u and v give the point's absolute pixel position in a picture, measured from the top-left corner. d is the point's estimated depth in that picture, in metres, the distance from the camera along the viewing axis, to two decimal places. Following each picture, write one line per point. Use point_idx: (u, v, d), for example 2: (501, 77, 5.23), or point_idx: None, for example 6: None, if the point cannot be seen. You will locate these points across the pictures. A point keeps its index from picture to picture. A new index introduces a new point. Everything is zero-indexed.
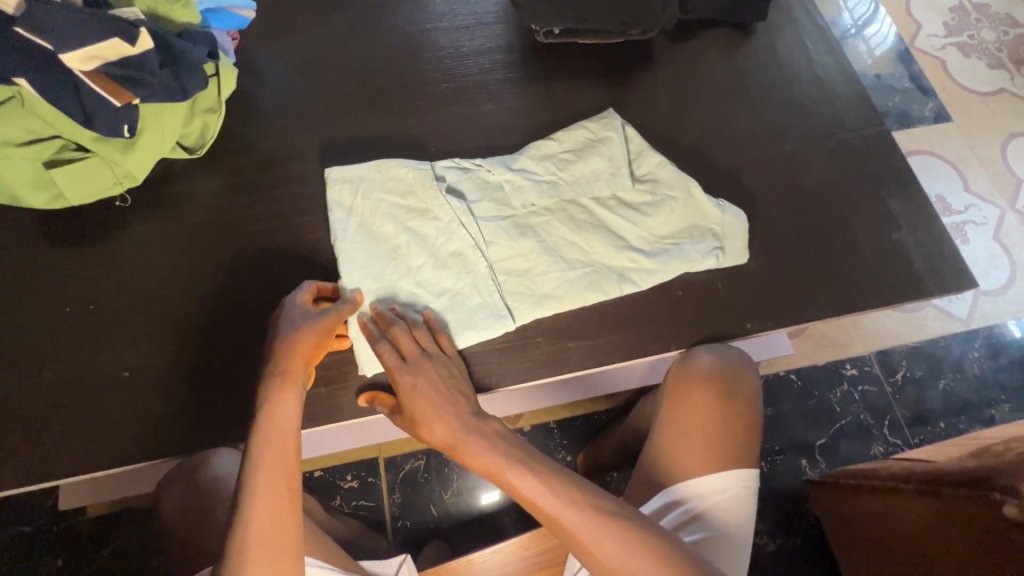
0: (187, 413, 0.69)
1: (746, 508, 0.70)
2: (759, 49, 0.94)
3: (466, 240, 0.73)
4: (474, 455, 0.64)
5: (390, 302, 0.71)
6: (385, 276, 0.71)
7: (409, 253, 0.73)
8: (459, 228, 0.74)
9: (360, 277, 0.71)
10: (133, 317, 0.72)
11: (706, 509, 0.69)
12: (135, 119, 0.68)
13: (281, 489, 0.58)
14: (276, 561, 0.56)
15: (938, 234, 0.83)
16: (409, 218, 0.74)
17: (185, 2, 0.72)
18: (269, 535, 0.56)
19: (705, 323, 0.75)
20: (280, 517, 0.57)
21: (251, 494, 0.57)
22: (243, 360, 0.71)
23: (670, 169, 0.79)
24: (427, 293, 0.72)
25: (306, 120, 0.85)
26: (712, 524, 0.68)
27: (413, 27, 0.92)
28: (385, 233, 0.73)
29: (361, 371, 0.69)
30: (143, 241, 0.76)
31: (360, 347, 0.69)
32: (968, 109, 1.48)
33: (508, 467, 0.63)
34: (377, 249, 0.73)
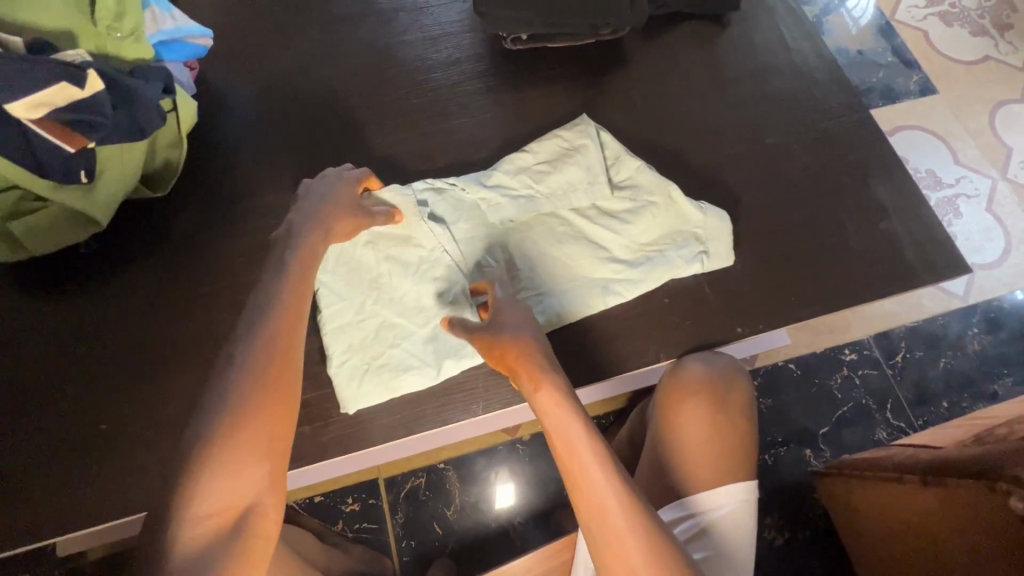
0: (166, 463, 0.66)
1: (745, 521, 0.67)
2: (734, 39, 0.91)
3: (450, 266, 0.72)
4: (553, 421, 0.58)
5: (371, 335, 0.70)
6: (366, 309, 0.70)
7: (390, 284, 0.71)
8: (442, 256, 0.72)
9: (340, 311, 0.70)
10: (105, 367, 0.70)
11: (711, 526, 0.66)
12: (91, 162, 0.67)
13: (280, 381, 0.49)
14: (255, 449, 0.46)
15: (928, 219, 0.81)
16: (391, 247, 0.72)
17: (137, 37, 0.71)
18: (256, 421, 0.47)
19: (694, 331, 0.73)
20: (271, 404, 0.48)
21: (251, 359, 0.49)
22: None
23: (649, 173, 0.77)
24: (411, 322, 0.70)
25: (274, 146, 0.83)
26: (717, 541, 0.65)
27: (379, 42, 0.90)
28: (365, 265, 0.72)
29: (344, 410, 0.68)
30: (117, 287, 0.73)
31: (342, 384, 0.68)
32: (954, 79, 1.45)
33: (580, 448, 0.56)
34: (355, 281, 0.71)
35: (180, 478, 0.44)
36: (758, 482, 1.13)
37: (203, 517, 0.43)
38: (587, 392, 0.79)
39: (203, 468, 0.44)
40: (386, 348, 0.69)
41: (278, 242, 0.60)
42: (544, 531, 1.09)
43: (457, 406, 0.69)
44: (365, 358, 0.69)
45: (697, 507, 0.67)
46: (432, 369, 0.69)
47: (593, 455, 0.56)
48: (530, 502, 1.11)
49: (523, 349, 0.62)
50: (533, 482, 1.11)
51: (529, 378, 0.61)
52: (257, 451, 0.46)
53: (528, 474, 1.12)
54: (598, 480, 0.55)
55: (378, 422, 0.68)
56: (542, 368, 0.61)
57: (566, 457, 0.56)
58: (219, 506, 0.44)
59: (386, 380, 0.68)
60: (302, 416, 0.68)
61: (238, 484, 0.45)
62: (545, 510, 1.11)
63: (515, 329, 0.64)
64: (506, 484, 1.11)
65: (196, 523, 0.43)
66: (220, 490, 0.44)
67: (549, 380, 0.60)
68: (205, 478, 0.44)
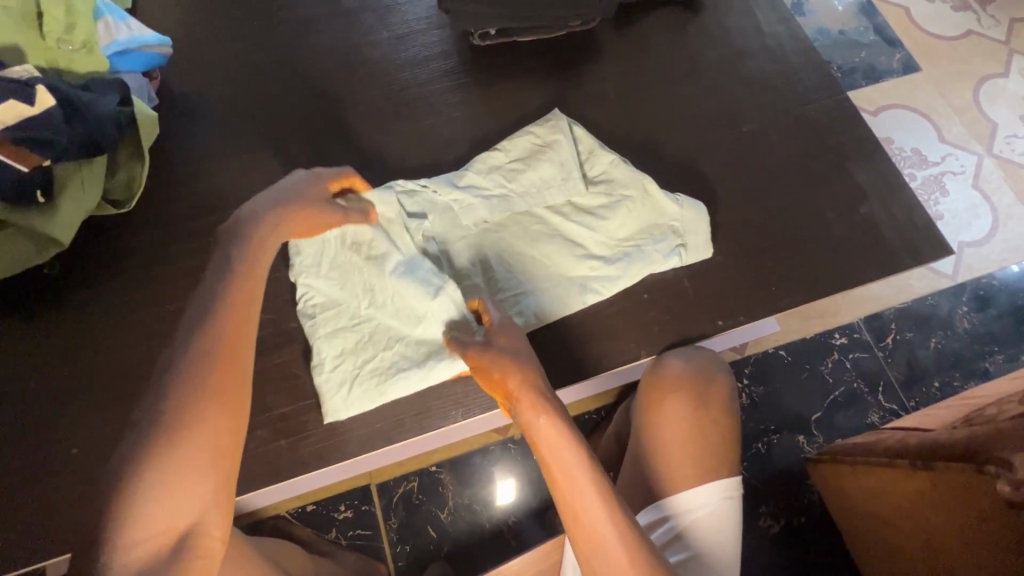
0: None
1: (722, 524, 0.66)
2: (708, 25, 0.90)
3: (432, 271, 0.68)
4: (552, 449, 0.56)
5: (365, 339, 0.68)
6: (359, 312, 0.69)
7: (379, 284, 0.69)
8: (422, 261, 0.69)
9: (332, 318, 0.69)
10: (76, 388, 0.68)
11: (688, 527, 0.65)
12: (47, 181, 0.65)
13: (224, 397, 0.48)
14: (197, 469, 0.46)
15: (909, 201, 0.80)
16: (375, 250, 0.70)
17: (89, 48, 0.70)
18: (200, 440, 0.46)
19: (674, 326, 0.72)
20: (217, 422, 0.48)
21: (191, 373, 0.48)
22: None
23: (624, 167, 0.75)
24: (404, 325, 0.68)
25: (241, 155, 0.81)
26: (697, 541, 0.65)
27: (345, 43, 0.88)
28: (356, 268, 0.70)
29: (327, 419, 0.67)
30: (82, 306, 0.72)
31: (328, 393, 0.67)
32: (937, 56, 1.44)
33: (577, 473, 0.55)
34: (350, 286, 0.70)
35: (113, 502, 0.43)
36: (752, 469, 1.12)
37: (140, 542, 0.42)
38: (569, 391, 0.78)
39: (137, 490, 0.43)
40: (378, 352, 0.68)
41: (223, 234, 0.57)
42: (539, 530, 1.08)
43: (437, 410, 0.68)
44: (356, 363, 0.67)
45: (676, 508, 0.66)
46: (418, 369, 0.66)
47: (590, 482, 0.54)
48: (525, 502, 1.10)
49: (523, 376, 0.59)
50: (527, 482, 1.10)
51: (531, 408, 0.58)
52: (202, 469, 0.46)
53: (522, 473, 1.11)
54: (599, 517, 0.53)
55: (358, 432, 0.67)
56: (541, 395, 0.59)
57: (563, 484, 0.55)
58: (159, 527, 0.43)
59: (376, 386, 0.67)
60: (278, 429, 0.67)
61: (179, 504, 0.45)
62: (539, 509, 1.10)
63: (516, 354, 0.61)
64: (503, 483, 1.10)
65: (134, 547, 0.42)
66: (159, 511, 0.44)
67: (552, 411, 0.58)
68: (143, 502, 0.43)
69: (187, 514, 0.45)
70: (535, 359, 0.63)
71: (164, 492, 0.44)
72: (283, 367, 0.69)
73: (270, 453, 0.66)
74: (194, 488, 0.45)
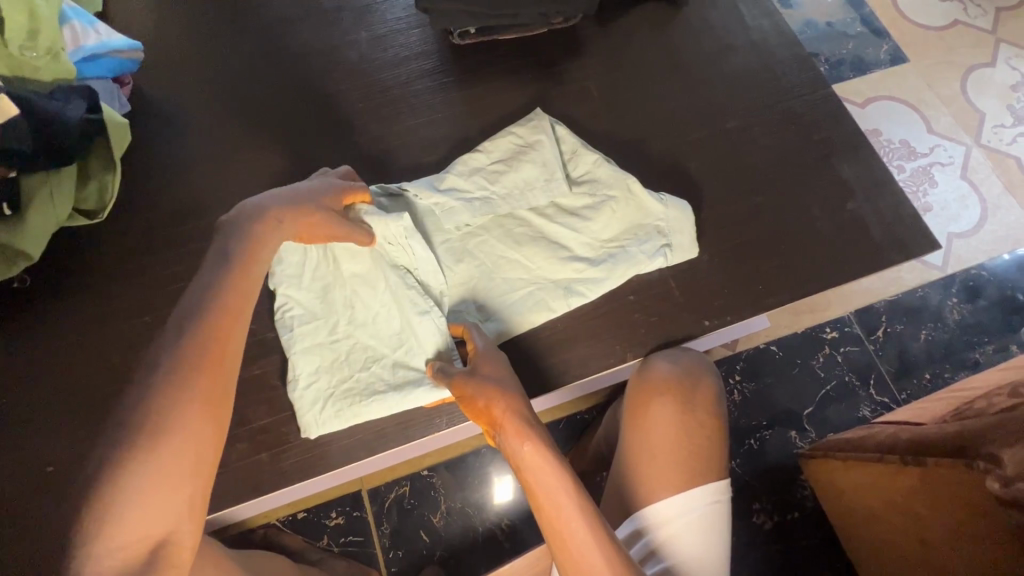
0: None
1: (703, 532, 0.65)
2: (691, 20, 0.88)
3: (413, 295, 0.67)
4: (537, 477, 0.56)
5: (342, 357, 0.67)
6: (338, 328, 0.68)
7: (359, 305, 0.69)
8: (405, 287, 0.67)
9: (310, 331, 0.68)
10: (51, 403, 0.67)
11: (668, 537, 0.65)
12: (12, 193, 0.64)
13: (205, 399, 0.48)
14: (175, 472, 0.45)
15: (895, 195, 0.79)
16: (357, 268, 0.69)
17: (55, 54, 0.67)
18: (183, 443, 0.46)
19: (660, 327, 0.72)
20: (200, 424, 0.47)
21: (174, 371, 0.47)
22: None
23: (607, 166, 0.74)
24: (384, 346, 0.67)
25: (217, 161, 0.79)
26: (678, 551, 0.64)
27: (322, 45, 0.86)
28: (337, 284, 0.69)
29: (304, 434, 0.65)
30: (54, 321, 0.70)
31: (303, 408, 0.65)
32: (923, 46, 1.43)
33: (563, 501, 0.54)
34: (331, 299, 0.69)
35: (92, 509, 0.42)
36: (744, 467, 1.12)
37: (115, 550, 0.42)
38: (543, 400, 0.77)
39: (116, 493, 0.43)
40: (354, 372, 0.66)
41: (225, 224, 0.57)
42: (533, 533, 1.08)
43: (419, 422, 0.67)
44: (332, 381, 0.66)
45: (654, 518, 0.66)
46: (394, 395, 0.65)
47: (577, 510, 0.54)
48: (518, 505, 1.09)
49: (507, 403, 0.59)
50: None
51: (515, 435, 0.58)
52: (181, 472, 0.46)
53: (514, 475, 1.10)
54: (586, 545, 0.53)
55: (341, 444, 0.66)
56: (525, 421, 0.58)
57: (550, 513, 0.54)
58: (136, 534, 0.43)
59: (350, 408, 0.65)
60: (259, 442, 0.66)
61: (157, 512, 0.44)
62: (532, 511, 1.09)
63: (500, 379, 0.60)
64: (502, 482, 1.10)
65: (108, 555, 0.42)
66: (137, 519, 0.43)
67: (536, 438, 0.57)
68: (121, 509, 0.43)
69: (162, 518, 0.44)
70: (519, 384, 0.62)
71: (143, 496, 0.43)
72: (264, 378, 0.68)
73: (250, 467, 0.65)
74: (170, 493, 0.45)
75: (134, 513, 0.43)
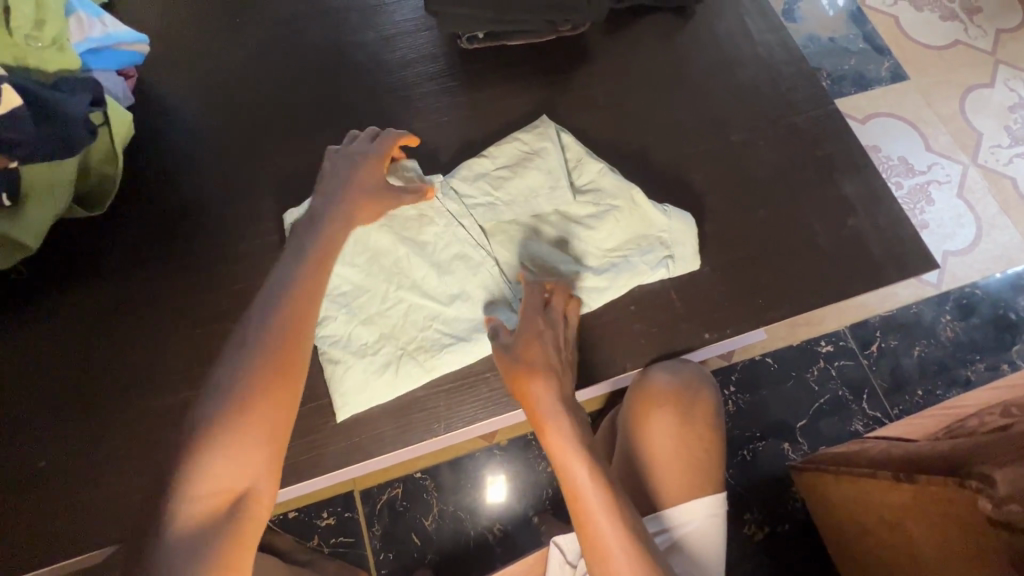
0: (107, 504, 0.63)
1: (711, 529, 0.67)
2: (698, 32, 0.89)
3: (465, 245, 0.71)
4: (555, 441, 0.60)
5: (401, 321, 0.69)
6: (390, 293, 0.69)
7: (411, 266, 0.70)
8: (458, 231, 0.72)
9: (360, 303, 0.69)
10: (46, 395, 0.66)
11: (682, 539, 0.66)
12: (14, 183, 0.62)
13: (284, 364, 0.51)
14: (256, 431, 0.49)
15: (895, 214, 0.79)
16: (406, 231, 0.71)
17: (61, 46, 0.66)
18: (265, 403, 0.49)
19: (661, 338, 0.71)
20: (277, 388, 0.50)
21: (262, 335, 0.52)
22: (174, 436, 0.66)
23: (612, 176, 0.74)
24: (437, 303, 0.69)
25: (219, 157, 0.79)
26: (689, 553, 0.65)
27: (330, 44, 0.86)
28: (384, 251, 0.71)
29: (338, 418, 0.66)
30: (48, 311, 0.70)
31: (367, 381, 0.66)
32: (924, 65, 1.45)
33: (579, 475, 0.58)
34: (374, 268, 0.70)
35: (187, 459, 0.46)
36: (736, 477, 1.13)
37: (201, 498, 0.45)
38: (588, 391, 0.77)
39: (207, 447, 0.47)
40: (418, 332, 0.68)
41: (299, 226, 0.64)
42: (525, 538, 1.07)
43: (418, 425, 0.67)
44: (398, 345, 0.68)
45: (663, 525, 0.66)
46: (464, 343, 0.67)
47: (594, 487, 0.57)
48: (511, 510, 1.08)
49: (540, 377, 0.61)
50: (518, 483, 1.09)
51: (543, 406, 0.61)
52: (261, 433, 0.49)
53: (506, 480, 1.10)
54: (598, 519, 0.56)
55: (339, 446, 0.66)
56: (556, 397, 0.61)
57: (567, 485, 0.58)
58: (219, 486, 0.46)
59: (422, 364, 0.67)
60: None
61: (238, 465, 0.47)
62: (525, 516, 1.09)
63: (540, 356, 0.62)
64: (495, 485, 1.09)
65: (196, 502, 0.45)
66: (218, 472, 0.46)
67: (564, 417, 0.61)
68: (204, 464, 0.46)
69: (245, 474, 0.48)
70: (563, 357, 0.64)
71: (227, 449, 0.47)
72: None
73: None
74: (252, 448, 0.48)
75: (220, 465, 0.47)
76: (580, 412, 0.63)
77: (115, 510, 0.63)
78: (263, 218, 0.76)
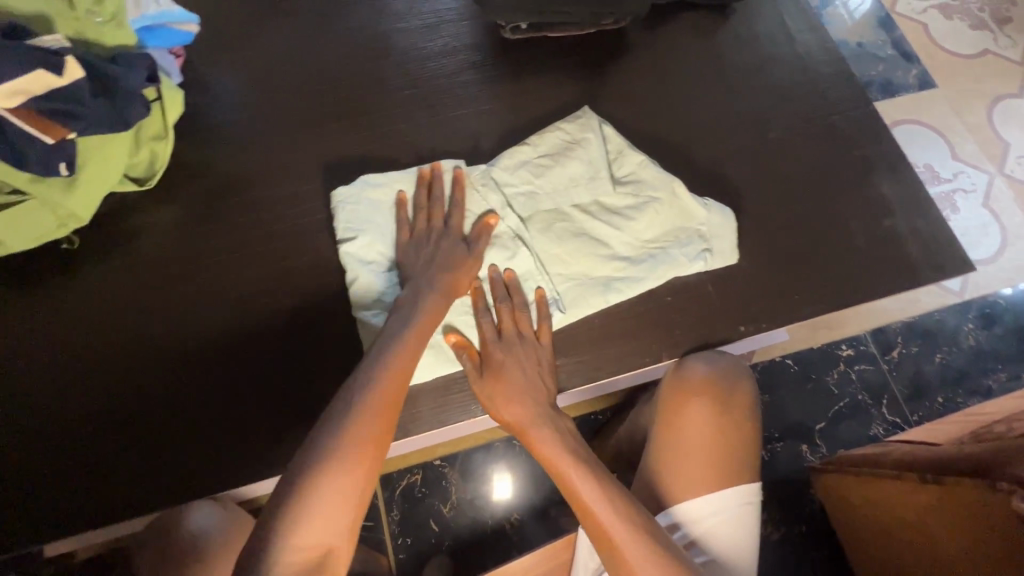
0: (135, 487, 0.66)
1: (719, 508, 0.67)
2: (737, 29, 0.89)
3: (507, 232, 0.72)
4: (542, 443, 0.65)
5: None
6: None
7: None
8: (498, 218, 0.72)
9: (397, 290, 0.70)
10: (104, 362, 0.69)
11: (699, 533, 0.67)
12: (72, 154, 0.64)
13: (384, 424, 0.57)
14: (350, 490, 0.53)
15: (932, 216, 0.80)
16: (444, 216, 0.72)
17: (118, 22, 0.68)
18: (360, 461, 0.54)
19: (696, 330, 0.72)
20: (371, 448, 0.55)
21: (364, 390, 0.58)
22: (201, 426, 0.68)
23: (652, 168, 0.75)
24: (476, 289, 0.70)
25: (263, 139, 0.80)
26: (717, 541, 0.66)
27: (372, 30, 0.87)
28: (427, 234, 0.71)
29: None
30: (102, 282, 0.72)
31: None
32: (953, 73, 1.44)
33: (571, 468, 0.63)
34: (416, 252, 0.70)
35: (290, 507, 0.51)
36: None
37: (298, 550, 0.49)
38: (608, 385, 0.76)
39: (307, 502, 0.51)
40: (457, 316, 0.69)
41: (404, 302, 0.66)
42: (542, 529, 1.08)
43: (455, 406, 0.68)
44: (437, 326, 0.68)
45: (675, 525, 0.67)
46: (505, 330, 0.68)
47: (597, 489, 0.60)
48: (530, 500, 1.09)
49: (517, 386, 0.66)
50: (536, 474, 1.10)
51: (524, 413, 0.65)
52: (350, 495, 0.53)
53: (525, 470, 1.10)
54: (611, 522, 0.58)
55: None
56: (538, 409, 0.66)
57: (571, 494, 0.61)
58: (309, 542, 0.50)
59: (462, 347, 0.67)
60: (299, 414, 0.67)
61: (326, 524, 0.51)
62: (541, 508, 1.09)
63: (514, 361, 0.66)
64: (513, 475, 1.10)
65: (291, 553, 0.49)
66: (312, 527, 0.50)
67: (544, 426, 0.65)
68: (303, 520, 0.50)
69: (331, 532, 0.51)
70: (543, 363, 0.68)
71: (322, 502, 0.51)
72: (306, 354, 0.71)
73: None
74: (344, 506, 0.52)
75: (315, 520, 0.51)
76: (562, 418, 0.67)
77: (168, 477, 0.66)
78: (306, 199, 0.78)
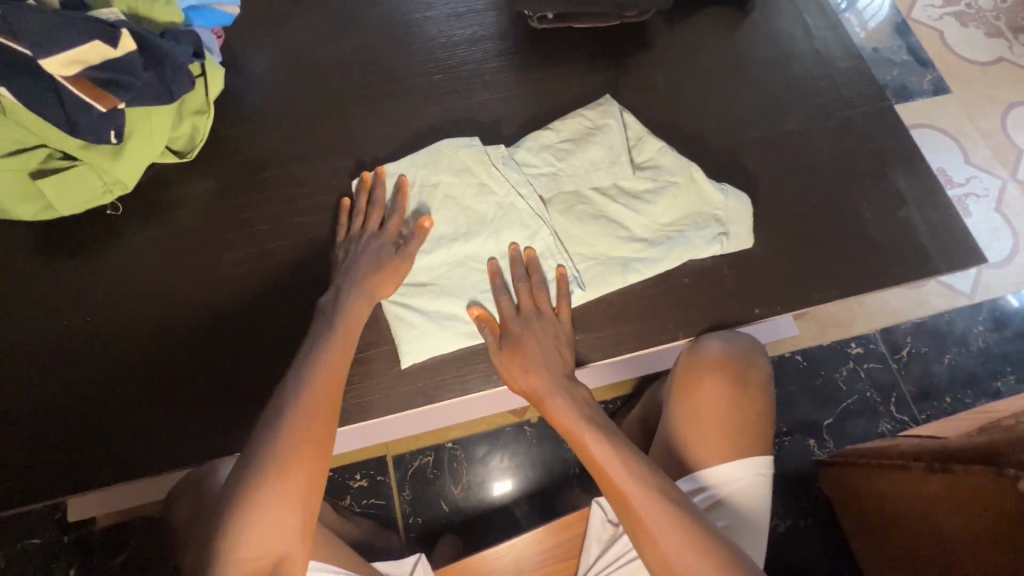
0: (164, 445, 0.68)
1: (739, 475, 0.69)
2: (756, 26, 0.92)
3: (529, 212, 0.74)
4: (558, 413, 0.66)
5: (462, 281, 0.72)
6: (453, 254, 0.73)
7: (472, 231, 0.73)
8: (518, 198, 0.75)
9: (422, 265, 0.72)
10: (140, 324, 0.72)
11: (721, 498, 0.68)
12: (120, 124, 0.67)
13: (317, 429, 0.59)
14: (292, 498, 0.56)
15: (945, 209, 0.81)
16: (466, 196, 0.75)
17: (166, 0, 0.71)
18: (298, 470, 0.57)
19: (711, 311, 0.75)
20: (307, 453, 0.57)
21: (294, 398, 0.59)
22: (217, 393, 0.70)
23: (671, 154, 0.77)
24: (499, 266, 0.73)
25: (296, 118, 0.83)
26: (737, 505, 0.68)
27: (402, 18, 0.90)
28: (453, 212, 0.74)
29: (400, 362, 0.70)
30: (141, 249, 0.76)
31: (432, 332, 0.70)
32: (967, 79, 1.46)
33: (587, 435, 0.65)
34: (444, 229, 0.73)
35: (233, 520, 0.55)
36: None
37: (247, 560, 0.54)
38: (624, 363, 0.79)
39: (248, 515, 0.55)
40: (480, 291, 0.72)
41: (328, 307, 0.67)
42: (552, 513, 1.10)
43: (478, 375, 0.71)
44: (461, 301, 0.71)
45: (698, 490, 0.69)
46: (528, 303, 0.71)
47: (615, 458, 0.62)
48: (540, 485, 1.11)
49: (531, 358, 0.67)
50: (546, 459, 1.12)
51: (541, 384, 0.67)
52: (295, 503, 0.56)
53: (535, 455, 1.12)
54: (636, 488, 0.60)
55: (402, 390, 0.70)
56: (553, 379, 0.67)
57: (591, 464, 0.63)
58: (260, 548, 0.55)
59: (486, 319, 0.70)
60: None
61: (274, 531, 0.55)
62: (551, 492, 1.11)
63: (532, 336, 0.68)
64: (523, 460, 1.12)
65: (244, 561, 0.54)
66: (260, 535, 0.55)
67: (560, 396, 0.66)
68: (253, 530, 0.54)
69: (285, 535, 0.55)
70: (558, 337, 0.69)
71: (264, 513, 0.55)
72: None
73: None
74: (285, 515, 0.56)
75: (259, 529, 0.54)
76: (579, 388, 0.68)
77: (201, 435, 0.69)
78: (336, 176, 0.81)
